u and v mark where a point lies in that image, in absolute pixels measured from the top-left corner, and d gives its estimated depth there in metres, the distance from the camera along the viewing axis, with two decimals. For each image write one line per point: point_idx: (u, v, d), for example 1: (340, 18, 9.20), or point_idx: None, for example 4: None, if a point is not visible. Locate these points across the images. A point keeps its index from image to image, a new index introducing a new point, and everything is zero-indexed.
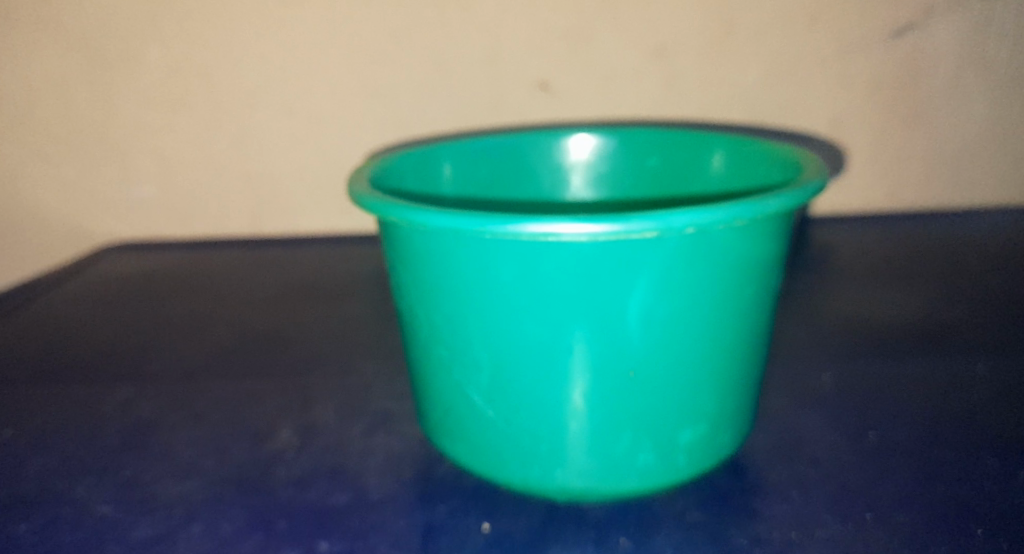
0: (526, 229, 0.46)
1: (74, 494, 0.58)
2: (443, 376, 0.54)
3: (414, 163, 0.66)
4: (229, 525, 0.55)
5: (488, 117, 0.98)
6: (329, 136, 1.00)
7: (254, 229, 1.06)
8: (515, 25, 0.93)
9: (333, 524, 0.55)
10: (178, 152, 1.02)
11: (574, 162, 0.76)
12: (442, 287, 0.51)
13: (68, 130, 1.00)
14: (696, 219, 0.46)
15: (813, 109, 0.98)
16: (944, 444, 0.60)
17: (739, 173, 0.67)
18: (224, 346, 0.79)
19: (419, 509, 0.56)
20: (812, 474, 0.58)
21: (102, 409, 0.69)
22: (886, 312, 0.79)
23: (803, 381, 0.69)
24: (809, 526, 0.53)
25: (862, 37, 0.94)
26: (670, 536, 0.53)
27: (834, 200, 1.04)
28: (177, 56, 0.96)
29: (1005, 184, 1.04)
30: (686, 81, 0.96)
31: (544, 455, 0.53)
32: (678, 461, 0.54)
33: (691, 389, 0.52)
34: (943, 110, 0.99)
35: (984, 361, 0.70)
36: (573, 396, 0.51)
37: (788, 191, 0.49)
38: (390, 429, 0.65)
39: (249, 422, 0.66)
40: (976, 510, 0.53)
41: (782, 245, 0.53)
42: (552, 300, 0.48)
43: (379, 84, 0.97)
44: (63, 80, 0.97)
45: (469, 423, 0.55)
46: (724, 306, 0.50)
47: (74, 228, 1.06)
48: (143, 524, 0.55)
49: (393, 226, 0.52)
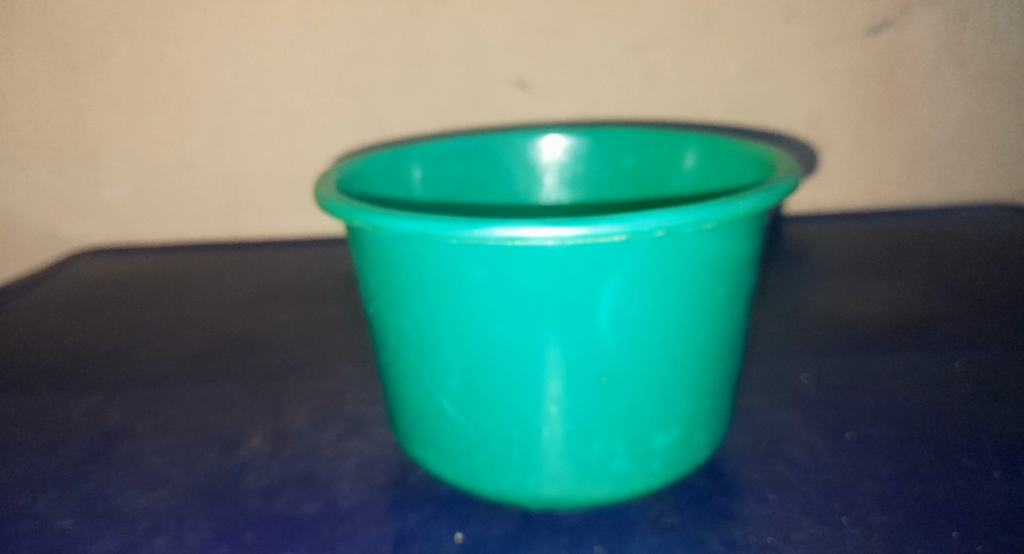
0: (492, 233, 0.45)
1: (37, 508, 0.57)
2: (414, 382, 0.53)
3: (384, 165, 0.65)
4: (196, 537, 0.54)
5: (466, 117, 0.97)
6: (305, 137, 0.98)
7: (231, 231, 1.05)
8: (493, 23, 0.92)
9: (303, 533, 0.54)
10: (152, 154, 1.00)
11: (548, 162, 0.75)
12: (410, 292, 0.50)
13: (39, 133, 0.98)
14: (666, 221, 0.45)
15: (792, 106, 0.97)
16: (921, 444, 0.60)
17: (713, 172, 0.66)
18: (197, 352, 0.78)
19: (391, 517, 0.55)
20: (789, 476, 0.57)
21: (70, 419, 0.67)
22: (865, 310, 0.79)
23: (782, 381, 0.69)
24: (785, 529, 0.53)
25: (840, 33, 0.94)
26: (644, 542, 0.52)
27: (814, 197, 1.04)
28: (149, 57, 0.94)
29: (985, 179, 1.04)
30: (665, 78, 0.95)
31: (517, 461, 0.52)
32: (652, 465, 0.53)
33: (664, 393, 0.51)
34: (922, 105, 0.99)
35: (962, 359, 0.70)
36: (545, 402, 0.50)
37: (759, 191, 0.48)
38: (364, 435, 0.64)
39: (219, 430, 0.65)
40: (952, 510, 0.53)
41: (755, 246, 0.53)
42: (522, 305, 0.48)
43: (355, 84, 0.95)
44: (32, 82, 0.95)
45: (441, 430, 0.54)
46: (696, 308, 0.50)
47: (46, 232, 1.04)
48: (106, 537, 0.54)
49: (360, 230, 0.51)
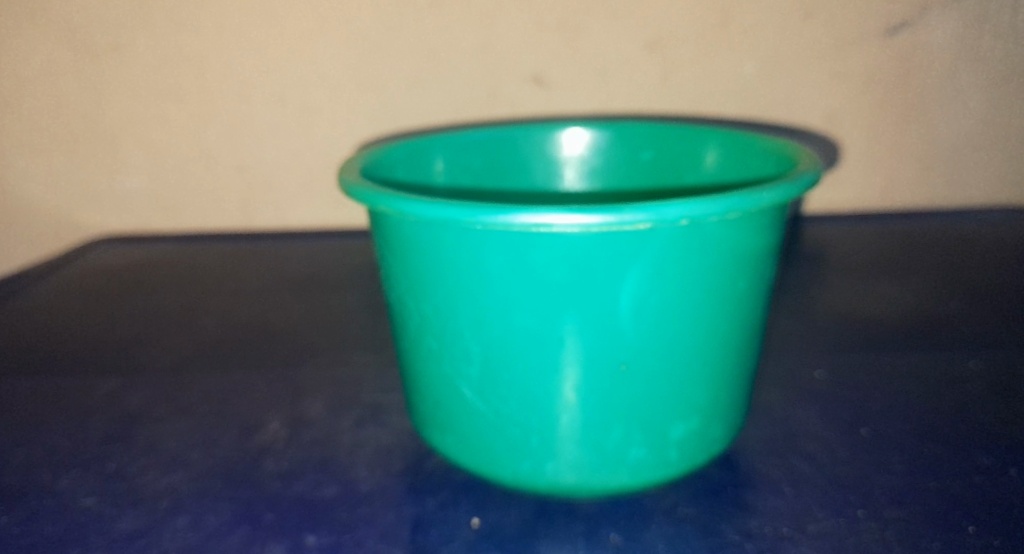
0: (517, 219, 0.45)
1: (58, 486, 0.58)
2: (433, 368, 0.54)
3: (406, 155, 0.66)
4: (216, 518, 0.54)
5: (481, 112, 0.98)
6: (323, 128, 0.99)
7: (247, 222, 1.06)
8: (511, 20, 0.93)
9: (322, 516, 0.54)
10: (171, 144, 1.01)
11: (567, 157, 0.76)
12: (433, 280, 0.50)
13: (59, 121, 0.99)
14: (691, 210, 0.45)
15: (807, 106, 0.98)
16: (937, 440, 0.60)
17: (733, 167, 0.67)
18: (215, 338, 0.78)
19: (408, 502, 0.56)
20: (805, 471, 0.57)
21: (91, 402, 0.68)
22: (878, 310, 0.79)
23: (795, 377, 0.69)
24: (801, 521, 0.53)
25: (856, 34, 0.94)
26: (659, 531, 0.53)
27: (829, 196, 1.05)
28: (170, 48, 0.95)
29: (997, 183, 1.05)
30: (680, 77, 0.96)
31: (534, 449, 0.53)
32: (669, 455, 0.53)
33: (683, 384, 0.51)
34: (936, 106, 0.99)
35: (977, 359, 0.70)
36: (563, 390, 0.50)
37: (783, 183, 0.48)
38: (381, 421, 0.65)
39: (238, 414, 0.66)
40: (966, 506, 0.53)
41: (775, 239, 0.53)
42: (543, 293, 0.48)
43: (374, 76, 0.96)
44: (54, 71, 0.96)
45: (460, 416, 0.54)
46: (717, 299, 0.50)
47: (64, 219, 1.05)
48: (126, 516, 0.55)
49: (384, 217, 0.51)
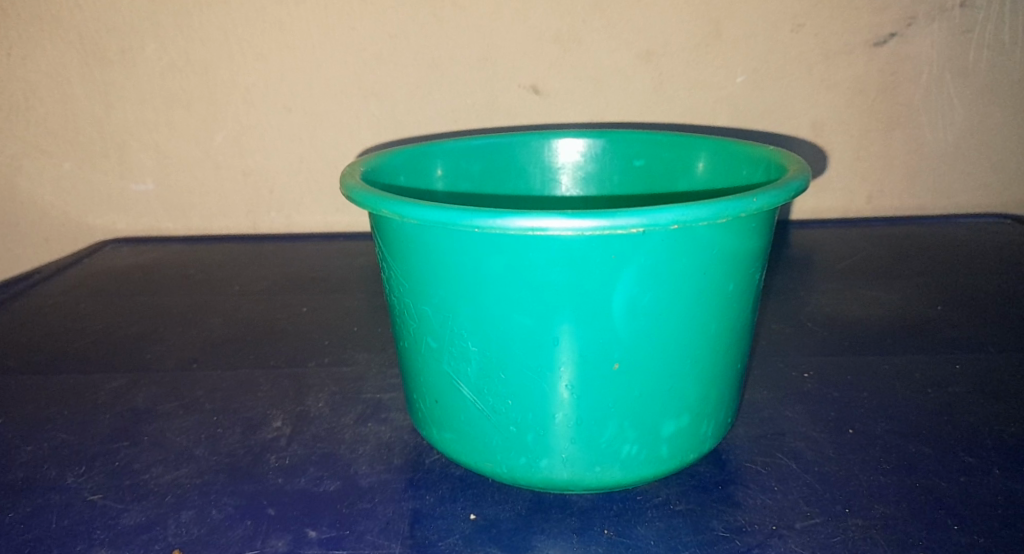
0: (515, 223, 0.47)
1: (65, 481, 0.59)
2: (433, 367, 0.56)
3: (405, 161, 0.68)
4: (220, 512, 0.56)
5: (481, 120, 1.00)
6: (324, 133, 1.01)
7: (249, 225, 1.07)
8: (510, 32, 0.95)
9: (324, 509, 0.56)
10: (176, 148, 1.03)
11: (563, 164, 0.78)
12: (434, 281, 0.52)
13: (65, 125, 1.01)
14: (682, 215, 0.47)
15: (798, 115, 1.00)
16: (923, 441, 0.62)
17: (723, 173, 0.69)
18: (219, 338, 0.80)
19: (408, 497, 0.57)
20: (793, 468, 0.59)
21: (97, 399, 0.70)
22: (866, 313, 0.81)
23: (784, 378, 0.71)
24: (790, 518, 0.55)
25: (846, 45, 0.97)
26: (651, 526, 0.55)
27: (821, 201, 1.07)
28: (175, 54, 0.97)
29: (985, 190, 1.07)
30: (675, 87, 0.98)
31: (531, 445, 0.54)
32: (660, 451, 0.55)
33: (675, 383, 0.53)
34: (923, 115, 1.01)
35: (963, 362, 0.72)
36: (558, 388, 0.52)
37: (771, 189, 0.50)
38: (382, 418, 0.66)
39: (242, 411, 0.67)
40: (951, 504, 0.55)
41: (764, 243, 0.55)
42: (540, 293, 0.50)
43: (376, 83, 0.98)
44: (62, 76, 0.98)
45: (458, 413, 0.56)
46: (707, 300, 0.52)
47: (70, 221, 1.07)
48: (133, 510, 0.56)
49: (386, 221, 0.53)
